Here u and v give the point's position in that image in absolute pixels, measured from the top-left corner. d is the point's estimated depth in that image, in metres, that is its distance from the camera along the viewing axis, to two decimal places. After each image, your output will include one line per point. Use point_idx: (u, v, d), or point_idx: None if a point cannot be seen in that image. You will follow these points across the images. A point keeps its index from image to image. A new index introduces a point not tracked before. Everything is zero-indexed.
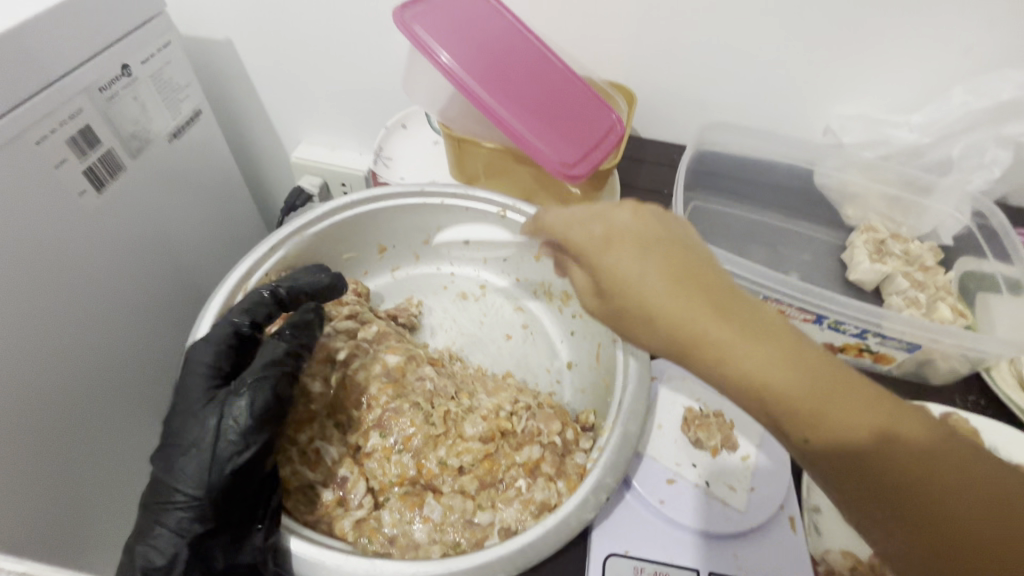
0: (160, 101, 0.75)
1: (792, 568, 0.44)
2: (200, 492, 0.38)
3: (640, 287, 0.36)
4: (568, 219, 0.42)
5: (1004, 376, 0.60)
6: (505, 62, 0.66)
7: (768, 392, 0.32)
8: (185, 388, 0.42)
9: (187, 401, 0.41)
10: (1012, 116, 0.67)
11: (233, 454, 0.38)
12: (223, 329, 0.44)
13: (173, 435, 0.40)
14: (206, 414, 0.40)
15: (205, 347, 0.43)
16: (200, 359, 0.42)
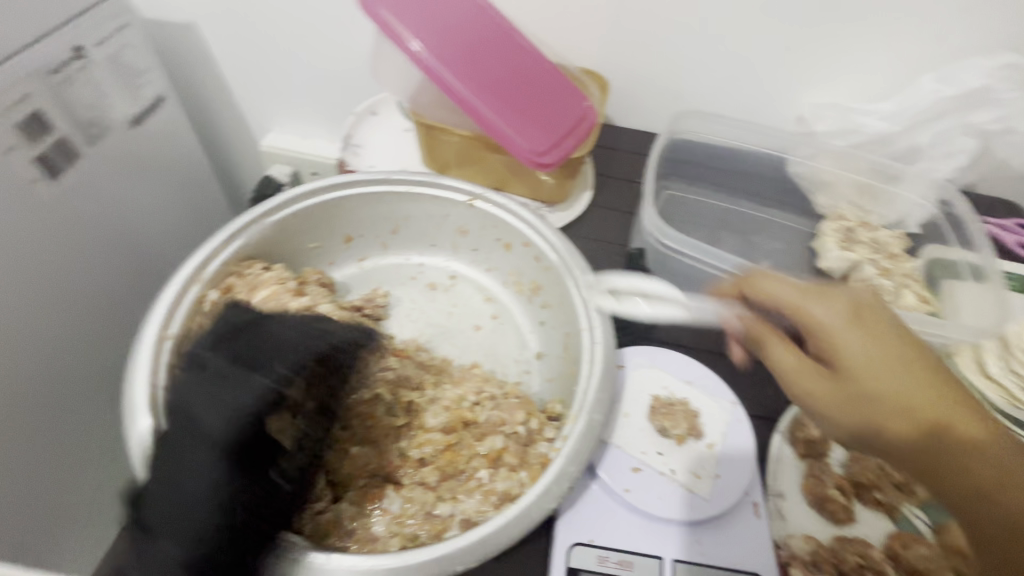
0: (119, 86, 0.72)
1: (753, 553, 0.45)
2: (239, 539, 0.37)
3: (891, 371, 0.40)
4: (782, 290, 0.44)
5: (966, 361, 0.60)
6: (477, 50, 0.65)
7: (960, 449, 0.39)
8: (185, 457, 0.38)
9: (173, 471, 0.38)
10: (977, 105, 0.68)
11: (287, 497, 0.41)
12: (225, 389, 0.40)
13: (155, 499, 0.37)
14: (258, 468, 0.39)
15: (214, 412, 0.39)
16: (213, 428, 0.39)
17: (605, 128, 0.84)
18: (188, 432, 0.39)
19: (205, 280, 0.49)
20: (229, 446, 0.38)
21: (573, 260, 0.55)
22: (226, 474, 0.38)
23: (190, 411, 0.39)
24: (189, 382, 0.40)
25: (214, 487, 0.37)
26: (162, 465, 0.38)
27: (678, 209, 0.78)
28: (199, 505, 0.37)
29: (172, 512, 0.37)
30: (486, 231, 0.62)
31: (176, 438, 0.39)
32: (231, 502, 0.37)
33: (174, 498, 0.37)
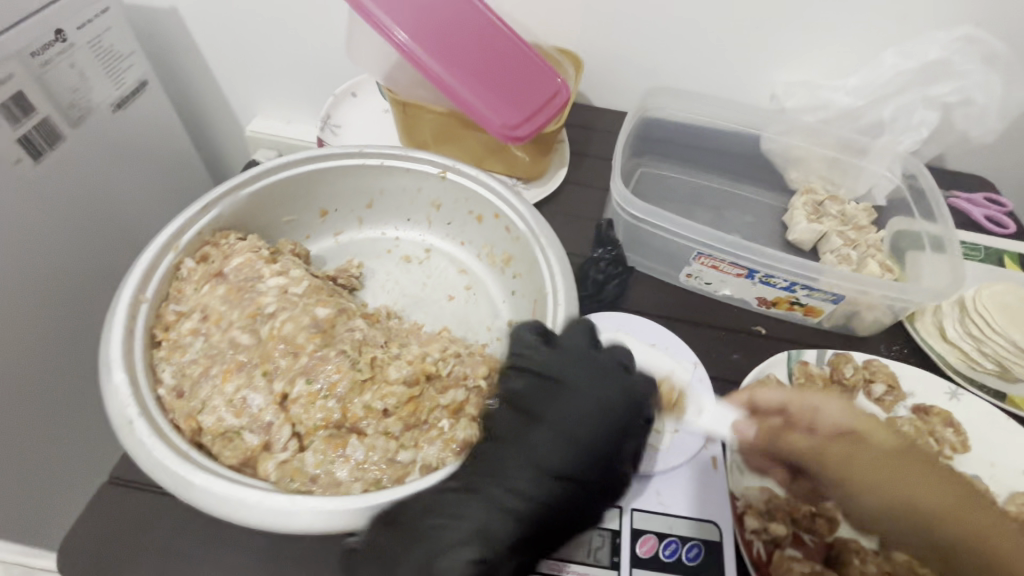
0: (100, 69, 0.71)
1: (706, 502, 0.48)
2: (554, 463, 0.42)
3: (889, 491, 0.44)
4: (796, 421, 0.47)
5: (927, 327, 0.63)
6: (454, 34, 0.66)
7: (994, 550, 0.41)
8: (598, 412, 0.44)
9: (603, 421, 0.43)
10: (938, 79, 0.69)
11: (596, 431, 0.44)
12: (610, 367, 0.46)
13: (531, 446, 0.42)
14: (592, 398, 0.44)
15: (619, 384, 0.45)
16: (614, 400, 0.44)
17: (581, 108, 0.86)
18: (585, 390, 0.44)
19: (180, 248, 0.52)
20: (629, 410, 0.45)
21: (539, 228, 0.57)
22: (622, 437, 0.44)
23: (569, 373, 0.45)
24: (561, 356, 0.46)
25: (616, 449, 0.44)
26: (521, 418, 0.44)
27: (653, 185, 0.78)
28: (573, 455, 0.42)
29: (567, 462, 0.42)
30: (459, 204, 0.64)
31: (585, 395, 0.44)
32: (611, 456, 0.43)
33: (539, 440, 0.42)
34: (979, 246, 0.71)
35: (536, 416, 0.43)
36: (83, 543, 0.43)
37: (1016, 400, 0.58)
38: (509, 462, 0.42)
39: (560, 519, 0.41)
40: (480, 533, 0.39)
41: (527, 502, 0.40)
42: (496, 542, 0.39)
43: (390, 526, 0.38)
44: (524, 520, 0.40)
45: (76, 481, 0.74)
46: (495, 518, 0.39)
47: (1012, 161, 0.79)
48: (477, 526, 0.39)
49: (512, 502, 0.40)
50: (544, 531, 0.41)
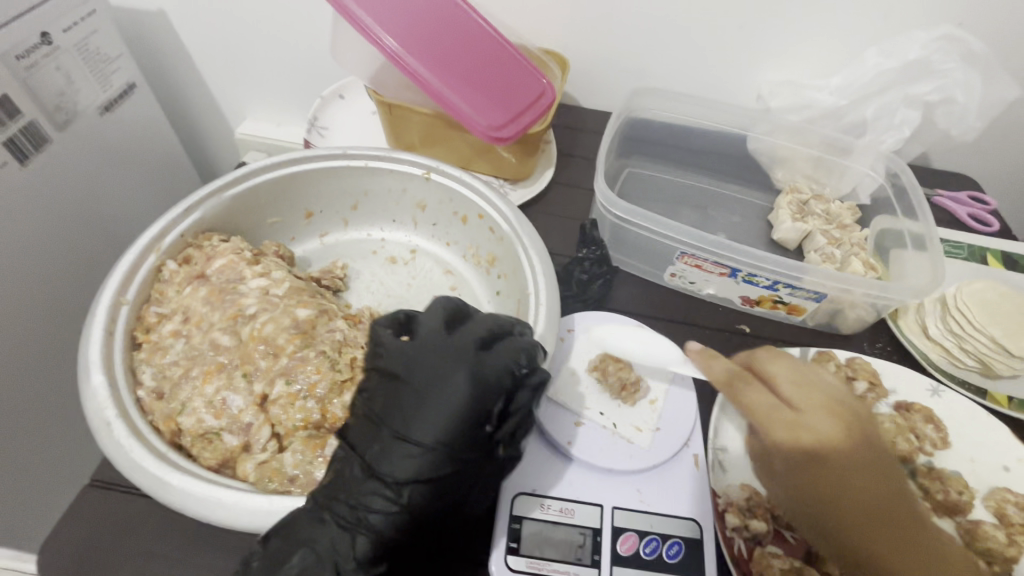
0: (86, 72, 0.71)
1: (688, 500, 0.48)
2: (413, 457, 0.37)
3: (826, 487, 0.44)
4: (758, 394, 0.48)
5: (910, 325, 0.63)
6: (440, 38, 0.66)
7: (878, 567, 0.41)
8: (442, 407, 0.38)
9: (451, 413, 0.38)
10: (920, 78, 0.70)
11: (454, 417, 0.38)
12: (462, 348, 0.41)
13: (375, 453, 0.38)
14: (446, 383, 0.39)
15: (461, 368, 0.40)
16: (460, 388, 0.39)
17: (568, 109, 0.86)
18: (427, 385, 0.39)
19: (161, 250, 0.52)
20: (474, 398, 0.39)
21: (522, 227, 0.57)
22: (472, 427, 0.38)
23: (414, 367, 0.40)
24: (411, 344, 0.42)
25: (468, 442, 0.38)
26: (368, 424, 0.40)
27: (639, 185, 0.79)
28: (429, 451, 0.37)
29: (415, 466, 0.37)
30: (443, 205, 0.64)
31: (435, 379, 0.39)
32: (463, 451, 0.38)
33: (385, 441, 0.38)
34: (963, 244, 0.72)
35: (379, 421, 0.39)
36: (62, 544, 0.43)
37: (997, 397, 0.58)
38: (358, 475, 0.38)
39: (433, 517, 0.38)
40: (330, 556, 0.36)
41: (384, 502, 0.37)
42: (346, 562, 0.36)
43: (258, 556, 0.37)
44: (376, 530, 0.37)
45: (63, 485, 0.74)
46: (345, 533, 0.37)
47: (996, 159, 0.80)
48: (326, 548, 0.37)
49: (363, 515, 0.37)
50: (405, 536, 0.38)
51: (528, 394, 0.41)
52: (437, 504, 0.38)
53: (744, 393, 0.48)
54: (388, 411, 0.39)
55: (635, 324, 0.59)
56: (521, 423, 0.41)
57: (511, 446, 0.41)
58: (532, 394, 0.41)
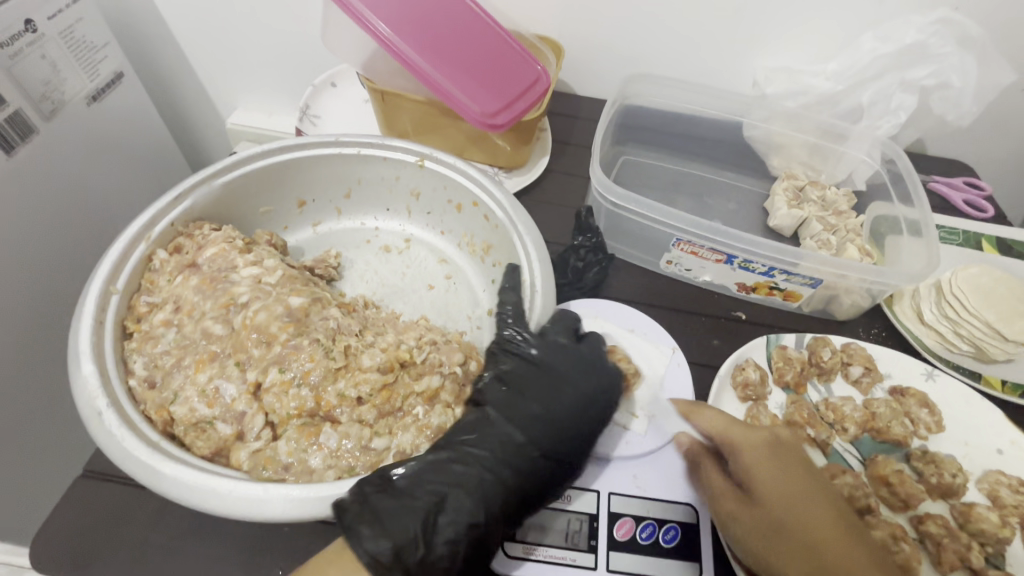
0: (73, 60, 0.70)
1: (685, 484, 0.49)
2: (558, 437, 0.45)
3: (790, 505, 0.43)
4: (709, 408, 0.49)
5: (905, 310, 0.63)
6: (434, 26, 0.65)
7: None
8: (588, 400, 0.47)
9: (592, 406, 0.47)
10: (916, 62, 0.69)
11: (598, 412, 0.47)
12: (600, 356, 0.50)
13: (524, 420, 0.45)
14: (594, 380, 0.48)
15: (604, 375, 0.49)
16: (603, 387, 0.48)
17: (563, 96, 0.85)
18: (574, 377, 0.48)
19: (152, 239, 0.52)
20: (612, 394, 0.48)
21: (516, 214, 0.57)
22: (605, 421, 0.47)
23: (561, 362, 0.48)
24: (553, 342, 0.49)
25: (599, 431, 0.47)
26: (510, 395, 0.46)
27: (635, 173, 0.78)
28: (569, 438, 0.45)
29: (556, 444, 0.45)
30: (437, 192, 0.64)
31: (583, 376, 0.48)
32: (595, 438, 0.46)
33: (529, 419, 0.45)
34: (958, 230, 0.72)
35: (530, 398, 0.46)
36: (57, 534, 0.43)
37: (991, 381, 0.59)
38: (505, 434, 0.44)
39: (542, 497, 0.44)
40: (481, 501, 0.41)
41: (524, 471, 0.43)
42: (493, 508, 0.41)
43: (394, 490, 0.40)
44: (520, 490, 0.43)
45: (59, 478, 0.73)
46: (494, 481, 0.42)
47: (991, 145, 0.80)
48: (474, 490, 0.41)
49: (507, 471, 0.43)
50: (533, 503, 0.43)
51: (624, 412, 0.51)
52: (572, 477, 0.45)
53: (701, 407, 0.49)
54: (540, 393, 0.46)
55: (629, 311, 0.59)
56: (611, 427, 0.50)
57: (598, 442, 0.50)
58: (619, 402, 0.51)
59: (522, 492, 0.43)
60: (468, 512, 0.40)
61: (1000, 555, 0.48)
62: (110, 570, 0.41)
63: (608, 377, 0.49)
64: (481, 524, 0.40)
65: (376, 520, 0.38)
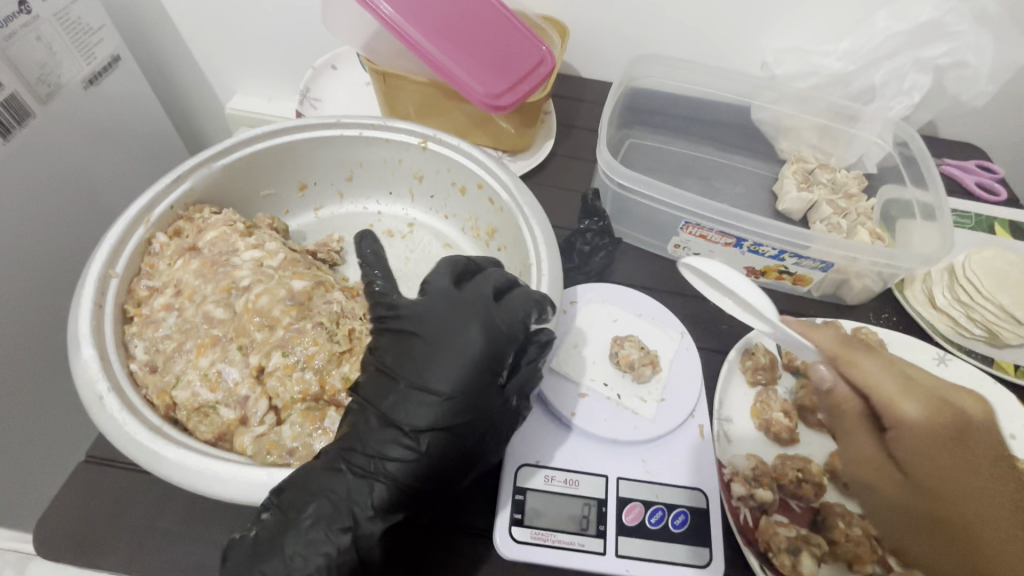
0: (69, 44, 0.68)
1: (696, 469, 0.48)
2: (432, 406, 0.38)
3: (956, 476, 0.37)
4: (880, 373, 0.40)
5: (916, 295, 0.62)
6: (437, 4, 0.63)
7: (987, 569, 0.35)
8: (461, 358, 0.39)
9: (464, 361, 0.39)
10: (931, 41, 0.67)
11: (465, 369, 0.39)
12: (475, 302, 0.41)
13: (392, 403, 0.39)
14: (458, 334, 0.40)
15: (479, 319, 0.40)
16: (472, 339, 0.39)
17: (568, 79, 0.84)
18: (440, 335, 0.40)
19: (151, 221, 0.51)
20: (491, 345, 0.40)
21: (522, 197, 0.56)
22: (485, 378, 0.39)
23: (426, 323, 0.41)
24: (420, 303, 0.43)
25: (481, 391, 0.39)
26: (381, 378, 0.41)
27: (641, 156, 0.77)
28: (446, 400, 0.38)
29: (433, 412, 0.38)
30: (441, 175, 0.62)
31: (446, 333, 0.40)
32: (478, 397, 0.39)
33: (398, 396, 0.39)
34: (970, 214, 0.70)
35: (395, 373, 0.40)
36: (60, 521, 0.42)
37: (1004, 365, 0.58)
38: (374, 425, 0.39)
39: (448, 461, 0.39)
40: (347, 503, 0.37)
41: (409, 450, 0.38)
42: (364, 510, 0.37)
43: (271, 509, 0.37)
44: (395, 478, 0.38)
45: (62, 465, 0.73)
46: (364, 483, 0.38)
47: (1005, 127, 0.78)
48: (341, 496, 0.37)
49: (381, 463, 0.38)
50: (423, 482, 0.38)
51: (536, 350, 0.43)
52: (469, 441, 0.39)
53: (862, 364, 0.40)
54: (407, 364, 0.40)
55: (634, 294, 0.58)
56: (527, 378, 0.43)
57: (521, 396, 0.43)
58: (539, 350, 0.43)
59: (402, 474, 0.38)
60: (341, 520, 0.36)
61: None
62: (114, 557, 0.41)
63: (476, 323, 0.40)
64: (353, 530, 0.36)
65: (254, 549, 0.36)
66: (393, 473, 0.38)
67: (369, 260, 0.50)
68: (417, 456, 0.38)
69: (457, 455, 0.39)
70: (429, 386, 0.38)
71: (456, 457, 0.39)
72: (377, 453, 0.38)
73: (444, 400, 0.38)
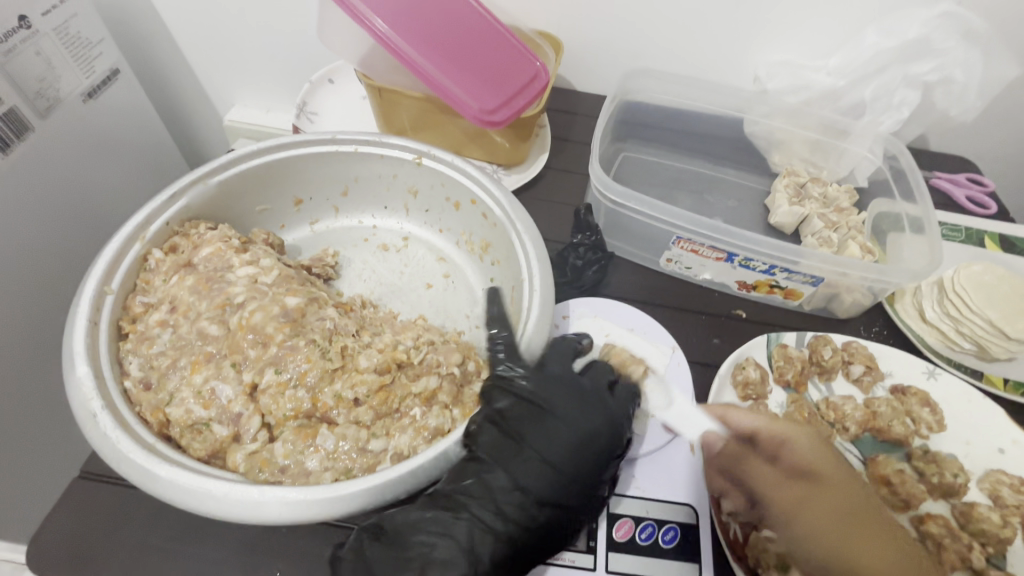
0: (68, 58, 0.69)
1: (687, 482, 0.49)
2: (561, 479, 0.43)
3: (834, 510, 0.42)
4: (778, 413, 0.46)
5: (906, 308, 0.63)
6: (431, 21, 0.64)
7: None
8: (585, 442, 0.44)
9: (588, 445, 0.44)
10: (919, 56, 0.68)
11: (592, 454, 0.44)
12: (598, 394, 0.47)
13: (522, 468, 0.43)
14: (590, 417, 0.45)
15: (603, 413, 0.46)
16: (599, 428, 0.45)
17: (563, 93, 0.84)
18: (570, 415, 0.45)
19: (147, 238, 0.52)
20: (612, 437, 0.45)
21: (515, 212, 0.56)
22: (602, 469, 0.44)
23: (556, 400, 0.46)
24: (544, 377, 0.47)
25: (595, 479, 0.44)
26: (507, 438, 0.44)
27: (634, 169, 0.77)
28: (566, 481, 0.43)
29: (556, 487, 0.42)
30: (435, 190, 0.63)
31: (578, 414, 0.45)
32: (591, 483, 0.43)
33: (530, 463, 0.43)
34: (960, 227, 0.71)
35: (523, 440, 0.43)
36: (53, 537, 0.42)
37: (993, 379, 0.58)
38: (502, 483, 0.42)
39: (560, 532, 0.42)
40: (470, 554, 0.39)
41: (533, 517, 0.41)
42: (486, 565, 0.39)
43: (378, 540, 0.39)
44: (512, 540, 0.40)
45: (56, 476, 0.73)
46: (484, 539, 0.40)
47: (993, 140, 0.79)
48: (462, 547, 0.39)
49: (501, 524, 0.41)
50: (531, 550, 0.41)
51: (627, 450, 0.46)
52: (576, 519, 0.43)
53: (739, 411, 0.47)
54: (540, 431, 0.44)
55: (625, 311, 0.59)
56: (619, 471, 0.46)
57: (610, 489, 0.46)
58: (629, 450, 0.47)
59: (522, 535, 0.41)
60: (458, 568, 0.38)
61: (1002, 555, 0.47)
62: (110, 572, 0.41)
63: (603, 414, 0.46)
64: None
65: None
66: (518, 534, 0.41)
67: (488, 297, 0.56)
68: (538, 520, 0.41)
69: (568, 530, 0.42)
70: (561, 460, 0.43)
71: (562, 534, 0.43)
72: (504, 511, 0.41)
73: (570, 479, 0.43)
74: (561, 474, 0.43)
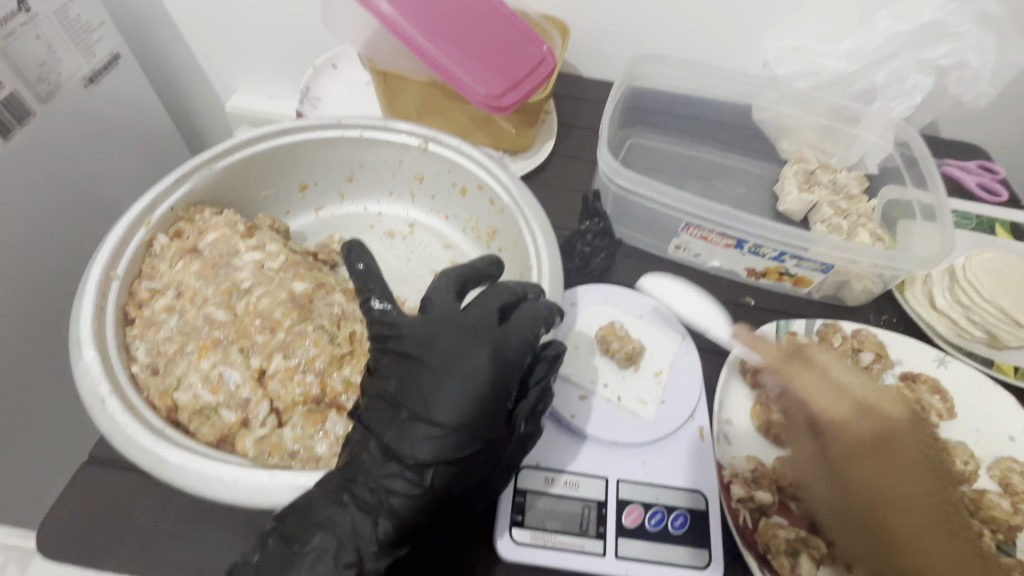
0: (69, 43, 0.68)
1: (696, 470, 0.48)
2: (439, 440, 0.38)
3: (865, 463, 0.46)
4: (818, 386, 0.50)
5: (916, 296, 0.62)
6: (437, 4, 0.63)
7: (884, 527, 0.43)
8: (465, 382, 0.39)
9: (471, 389, 0.39)
10: (933, 41, 0.67)
11: (473, 397, 0.39)
12: (478, 326, 0.41)
13: (394, 435, 0.39)
14: (467, 357, 0.40)
15: (487, 346, 0.40)
16: (480, 367, 0.39)
17: (569, 79, 0.83)
18: (445, 363, 0.40)
19: (151, 222, 0.51)
20: (501, 373, 0.40)
21: (523, 199, 0.55)
22: (496, 407, 0.39)
23: (430, 348, 0.41)
24: (424, 321, 0.42)
25: (492, 419, 0.39)
26: (383, 406, 0.40)
27: (641, 156, 0.77)
28: (450, 434, 0.38)
29: (436, 447, 0.38)
30: (442, 175, 0.63)
31: (455, 355, 0.40)
32: (486, 428, 0.39)
33: (402, 430, 0.39)
34: (971, 215, 0.70)
35: (398, 402, 0.40)
36: (63, 522, 0.42)
37: (1003, 366, 0.58)
38: (376, 457, 0.39)
39: (463, 483, 0.39)
40: (351, 537, 0.37)
41: (417, 483, 0.38)
42: (368, 545, 0.37)
43: (275, 534, 0.38)
44: (398, 513, 0.38)
45: (64, 460, 0.74)
46: (367, 516, 0.38)
47: (1005, 127, 0.78)
48: (345, 530, 0.37)
49: (384, 497, 0.38)
50: (426, 516, 0.38)
51: (545, 366, 0.44)
52: (483, 461, 0.40)
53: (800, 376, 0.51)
54: (409, 394, 0.40)
55: (636, 297, 0.58)
56: (538, 399, 0.43)
57: (529, 420, 0.43)
58: (548, 366, 0.44)
59: (407, 506, 0.38)
60: (344, 556, 0.36)
61: (1011, 542, 0.47)
62: (119, 557, 0.41)
63: (483, 351, 0.40)
64: (358, 565, 0.36)
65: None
66: (401, 507, 0.38)
67: (362, 275, 0.47)
68: (419, 485, 0.38)
69: (466, 483, 0.39)
70: (432, 418, 0.38)
71: (469, 483, 0.39)
72: (388, 485, 0.38)
73: (452, 434, 0.38)
74: (441, 433, 0.38)
